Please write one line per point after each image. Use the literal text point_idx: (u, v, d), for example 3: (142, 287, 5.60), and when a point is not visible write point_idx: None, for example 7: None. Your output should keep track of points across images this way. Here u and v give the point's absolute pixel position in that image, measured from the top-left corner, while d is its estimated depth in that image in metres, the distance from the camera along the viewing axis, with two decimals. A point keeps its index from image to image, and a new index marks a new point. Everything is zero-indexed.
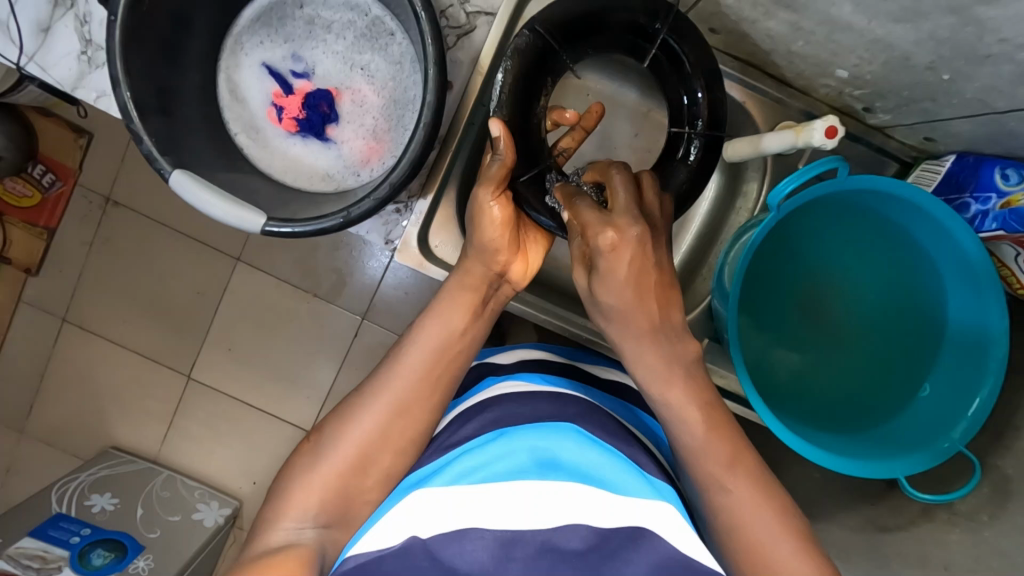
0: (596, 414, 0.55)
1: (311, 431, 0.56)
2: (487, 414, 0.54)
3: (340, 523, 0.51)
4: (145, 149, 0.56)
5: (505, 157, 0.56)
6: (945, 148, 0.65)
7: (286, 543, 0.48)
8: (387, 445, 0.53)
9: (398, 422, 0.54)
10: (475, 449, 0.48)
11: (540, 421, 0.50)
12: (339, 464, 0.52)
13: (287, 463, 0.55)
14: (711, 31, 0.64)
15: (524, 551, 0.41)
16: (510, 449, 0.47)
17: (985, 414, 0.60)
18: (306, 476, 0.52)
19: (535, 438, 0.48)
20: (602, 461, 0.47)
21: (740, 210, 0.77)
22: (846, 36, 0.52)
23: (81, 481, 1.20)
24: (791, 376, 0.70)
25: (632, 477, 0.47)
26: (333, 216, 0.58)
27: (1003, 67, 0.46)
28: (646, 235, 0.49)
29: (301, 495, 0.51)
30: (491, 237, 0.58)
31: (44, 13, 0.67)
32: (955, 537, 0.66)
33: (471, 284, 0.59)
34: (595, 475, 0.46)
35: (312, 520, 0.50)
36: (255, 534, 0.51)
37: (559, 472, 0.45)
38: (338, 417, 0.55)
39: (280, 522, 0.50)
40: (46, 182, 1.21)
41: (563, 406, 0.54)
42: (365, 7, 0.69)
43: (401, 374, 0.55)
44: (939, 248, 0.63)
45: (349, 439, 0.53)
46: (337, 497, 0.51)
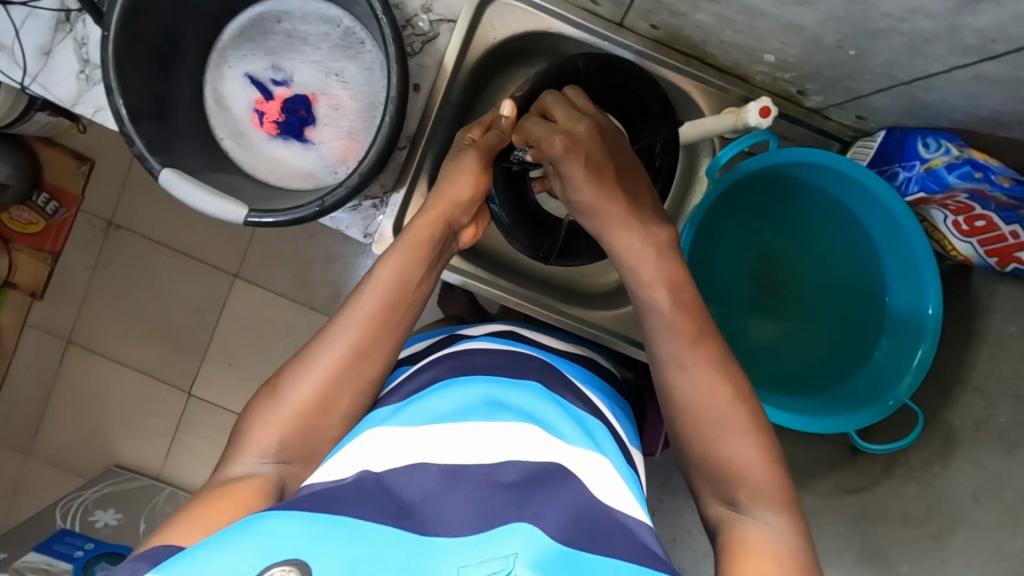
0: (549, 370, 0.61)
1: (273, 376, 0.59)
2: (445, 365, 0.60)
3: (297, 460, 0.55)
4: (137, 150, 0.62)
5: (503, 134, 0.69)
6: (875, 125, 0.70)
7: (245, 474, 0.52)
8: (346, 386, 0.57)
9: (356, 367, 0.57)
10: (431, 398, 0.54)
11: (494, 376, 0.57)
12: (298, 404, 0.55)
13: (250, 404, 0.58)
14: (654, 27, 0.70)
15: (467, 483, 0.45)
16: (461, 394, 0.54)
17: (927, 367, 0.64)
18: (268, 413, 0.55)
19: (483, 386, 0.55)
20: (545, 410, 0.53)
21: (697, 192, 0.81)
22: (763, 22, 0.58)
23: (86, 497, 1.25)
24: (751, 347, 0.74)
25: (573, 428, 0.53)
26: (309, 205, 0.64)
27: (894, 39, 0.52)
28: (587, 129, 0.61)
29: (262, 432, 0.54)
30: (466, 194, 0.67)
31: (46, 38, 0.74)
32: (911, 490, 0.69)
33: (427, 234, 0.63)
34: (536, 416, 0.52)
35: (272, 456, 0.54)
36: (218, 469, 0.55)
37: (505, 412, 0.52)
38: (297, 361, 0.58)
39: (241, 457, 0.54)
40: (50, 210, 1.27)
41: (519, 361, 0.61)
42: (338, 19, 0.76)
43: (357, 318, 0.58)
44: (877, 217, 0.68)
45: (308, 381, 0.56)
46: (296, 436, 0.55)
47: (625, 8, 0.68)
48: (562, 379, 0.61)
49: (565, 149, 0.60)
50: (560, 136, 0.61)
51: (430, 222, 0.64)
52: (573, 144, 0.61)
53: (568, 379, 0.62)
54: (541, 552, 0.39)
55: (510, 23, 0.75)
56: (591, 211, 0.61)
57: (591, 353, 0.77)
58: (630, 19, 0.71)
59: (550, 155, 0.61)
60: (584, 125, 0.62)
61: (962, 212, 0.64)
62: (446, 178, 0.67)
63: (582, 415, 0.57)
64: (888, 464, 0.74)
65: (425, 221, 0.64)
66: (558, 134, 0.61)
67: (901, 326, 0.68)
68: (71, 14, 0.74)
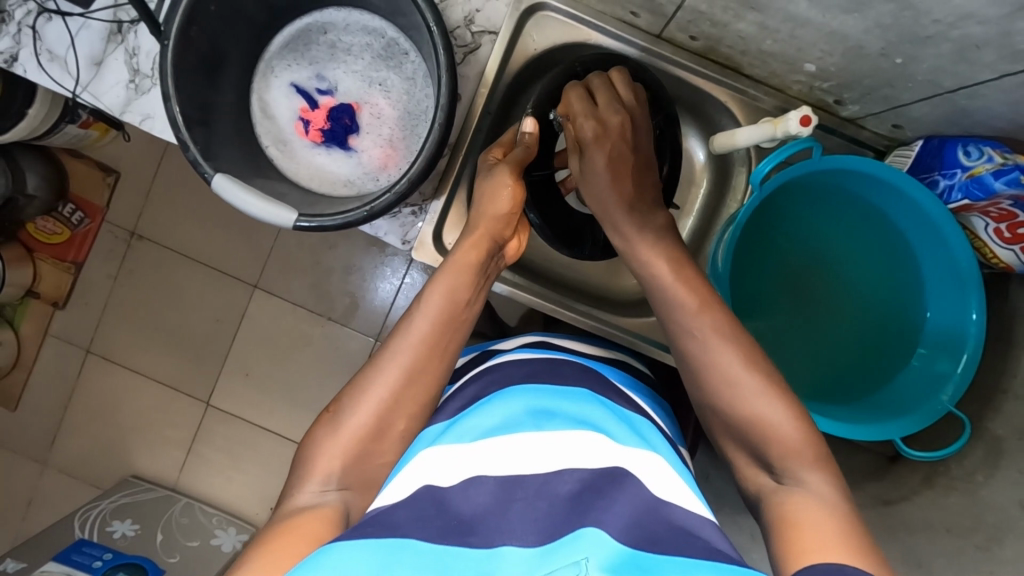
0: (590, 374, 0.62)
1: (329, 403, 0.59)
2: (485, 380, 0.61)
3: (359, 485, 0.55)
4: (190, 155, 0.63)
5: (529, 148, 0.70)
6: (911, 134, 0.70)
7: (312, 503, 0.52)
8: (402, 408, 0.57)
9: (411, 388, 0.58)
10: (474, 412, 0.54)
11: (533, 385, 0.56)
12: (359, 429, 0.56)
13: (309, 431, 0.58)
14: (692, 38, 0.71)
15: (524, 492, 0.45)
16: (505, 407, 0.53)
17: (972, 373, 0.65)
18: (328, 440, 0.56)
19: (525, 395, 0.54)
20: (598, 414, 0.54)
21: (731, 203, 0.83)
22: (807, 31, 0.59)
23: (103, 508, 1.24)
24: (790, 354, 0.74)
25: (623, 429, 0.53)
26: (358, 209, 0.65)
27: (943, 46, 0.53)
28: (626, 121, 0.65)
29: (324, 460, 0.55)
30: (503, 209, 0.67)
31: (97, 48, 0.76)
32: (955, 499, 0.68)
33: (473, 257, 0.64)
34: (588, 420, 0.52)
35: (335, 483, 0.54)
36: (280, 501, 0.55)
37: (555, 419, 0.51)
38: (354, 388, 0.58)
39: (305, 485, 0.54)
40: (75, 221, 1.29)
41: (559, 367, 0.61)
42: (382, 30, 0.77)
43: (409, 343, 0.59)
44: (918, 222, 0.68)
45: (367, 405, 0.56)
46: (357, 461, 0.55)
47: (665, 20, 0.70)
48: (604, 381, 0.62)
49: (593, 137, 0.65)
50: (591, 121, 0.65)
51: (474, 244, 0.65)
52: (602, 134, 0.65)
53: (609, 381, 0.63)
54: (608, 556, 0.39)
55: (549, 34, 0.76)
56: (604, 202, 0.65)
57: (623, 356, 0.77)
58: (668, 31, 0.72)
59: (581, 137, 0.66)
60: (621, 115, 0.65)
61: (1005, 219, 0.63)
62: (480, 200, 0.68)
63: (631, 415, 0.57)
64: (928, 474, 0.73)
65: (469, 244, 0.65)
66: (590, 119, 0.65)
67: (943, 334, 0.68)
68: (123, 25, 0.76)
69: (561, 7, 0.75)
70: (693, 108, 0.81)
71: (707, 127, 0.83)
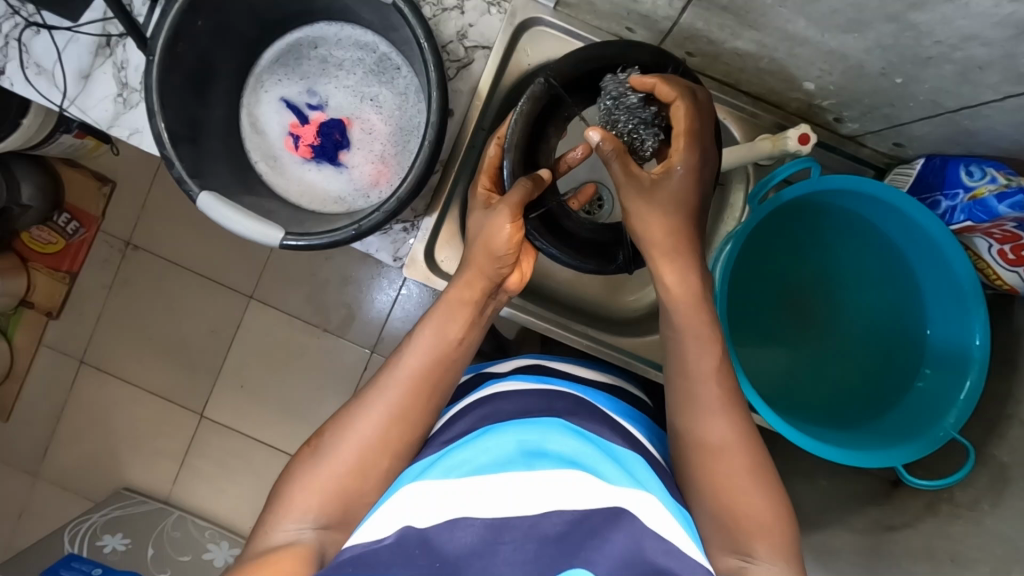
0: (583, 408, 0.59)
1: (311, 436, 0.58)
2: (478, 412, 0.59)
3: (337, 524, 0.53)
4: (176, 172, 0.62)
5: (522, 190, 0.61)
6: (912, 153, 0.69)
7: (286, 542, 0.51)
8: (387, 449, 0.55)
9: (395, 425, 0.56)
10: (464, 445, 0.52)
11: (526, 418, 0.54)
12: (340, 467, 0.54)
13: (290, 463, 0.57)
14: (688, 55, 0.70)
15: (512, 535, 0.45)
16: (500, 440, 0.50)
17: (976, 398, 0.63)
18: (307, 475, 0.54)
19: (520, 429, 0.52)
20: (588, 452, 0.50)
21: (728, 222, 0.80)
22: (805, 49, 0.58)
23: (94, 521, 1.22)
24: (788, 378, 0.73)
25: (615, 467, 0.50)
26: (344, 229, 0.63)
27: (945, 67, 0.51)
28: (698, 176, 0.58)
29: (302, 496, 0.53)
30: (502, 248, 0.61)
31: (85, 62, 0.75)
32: (958, 528, 0.65)
33: (468, 295, 0.62)
34: (579, 460, 0.49)
35: (312, 521, 0.52)
36: (256, 535, 0.54)
37: (545, 459, 0.49)
38: (337, 422, 0.57)
39: (282, 521, 0.52)
40: (70, 230, 1.28)
41: (552, 400, 0.59)
42: (373, 45, 0.76)
43: (396, 383, 0.58)
44: (919, 244, 0.66)
45: (350, 443, 0.55)
46: (335, 500, 0.53)
47: (661, 37, 0.69)
48: (596, 412, 0.60)
49: (625, 177, 0.56)
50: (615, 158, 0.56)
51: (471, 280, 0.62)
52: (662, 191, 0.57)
53: (602, 412, 0.60)
54: None
55: (544, 49, 0.75)
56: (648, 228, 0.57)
57: (618, 380, 0.75)
58: (665, 47, 0.71)
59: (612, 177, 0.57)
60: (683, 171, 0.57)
61: (1008, 240, 0.62)
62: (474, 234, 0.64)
63: (623, 453, 0.54)
64: (930, 500, 0.71)
65: (464, 281, 0.62)
66: (617, 156, 0.55)
67: (948, 358, 0.66)
68: (112, 39, 0.75)
69: (556, 22, 0.74)
70: None
71: None
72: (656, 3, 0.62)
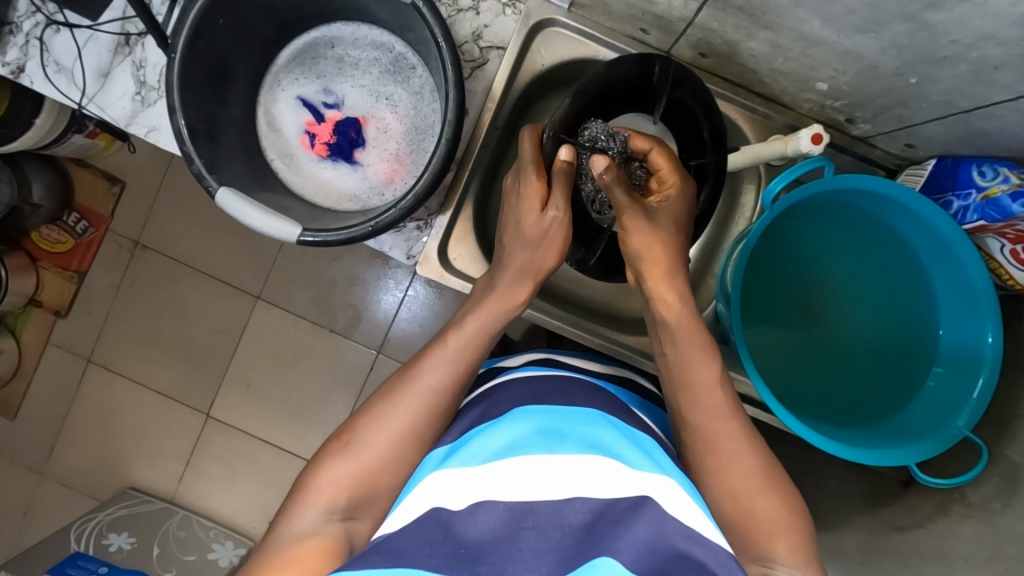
0: (599, 394, 0.60)
1: (339, 431, 0.58)
2: (488, 401, 0.60)
3: (362, 514, 0.55)
4: (195, 169, 0.63)
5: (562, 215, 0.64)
6: (924, 153, 0.70)
7: (311, 532, 0.52)
8: (417, 440, 0.57)
9: (427, 421, 0.57)
10: (480, 436, 0.53)
11: (544, 406, 0.55)
12: (371, 461, 0.55)
13: (316, 456, 0.57)
14: (701, 55, 0.70)
15: (535, 521, 0.45)
16: (516, 426, 0.52)
17: (988, 397, 0.63)
18: (333, 467, 0.55)
19: (536, 415, 0.53)
20: (611, 437, 0.52)
21: (738, 221, 0.82)
22: (820, 50, 0.58)
23: (99, 520, 1.23)
24: (798, 377, 0.73)
25: (637, 453, 0.51)
26: (362, 225, 0.64)
27: (959, 67, 0.52)
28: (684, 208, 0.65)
29: (329, 489, 0.54)
30: (540, 260, 0.65)
31: (104, 60, 0.76)
32: (970, 528, 0.66)
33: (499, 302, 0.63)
34: (599, 445, 0.51)
35: (338, 512, 0.53)
36: (277, 524, 0.54)
37: (564, 442, 0.50)
38: (367, 416, 0.58)
39: (305, 511, 0.53)
40: (80, 229, 1.28)
41: (568, 386, 0.60)
42: (389, 45, 0.77)
43: (422, 386, 0.58)
44: (930, 243, 0.67)
45: (382, 438, 0.56)
46: (361, 491, 0.54)
47: (675, 38, 0.69)
48: (612, 400, 0.61)
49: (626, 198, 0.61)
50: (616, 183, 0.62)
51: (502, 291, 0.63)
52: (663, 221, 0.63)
53: (618, 400, 0.61)
54: None
55: (557, 50, 0.76)
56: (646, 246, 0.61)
57: (628, 373, 0.76)
58: (678, 48, 0.72)
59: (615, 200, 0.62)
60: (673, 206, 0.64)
61: (1021, 240, 0.62)
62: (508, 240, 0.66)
63: (643, 438, 0.55)
64: (942, 500, 0.71)
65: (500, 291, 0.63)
66: (619, 184, 0.62)
67: (959, 358, 0.66)
68: (130, 38, 0.76)
69: (570, 22, 0.75)
70: None
71: None
72: (671, 3, 0.62)
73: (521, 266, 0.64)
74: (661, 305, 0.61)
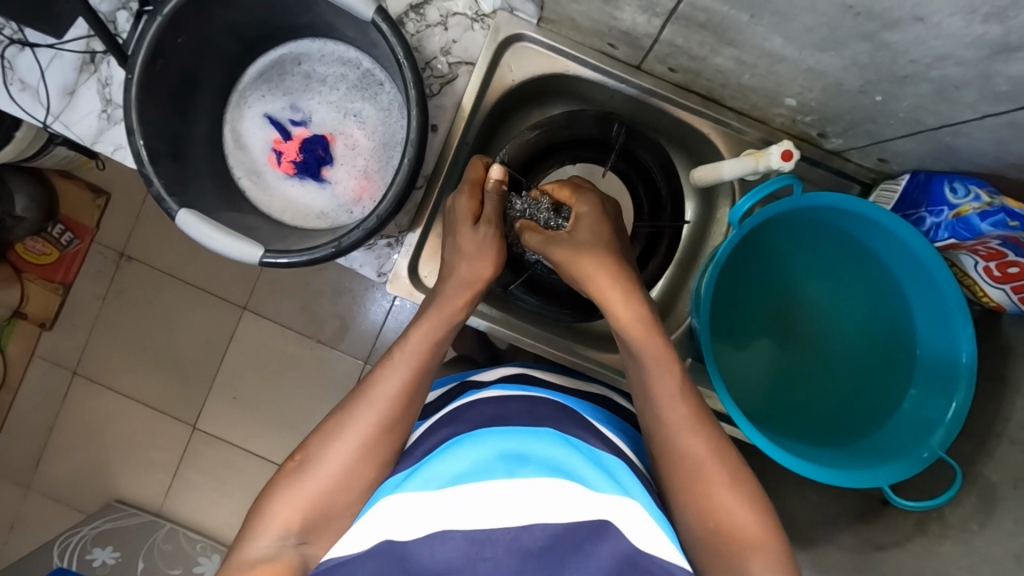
0: (565, 414, 0.59)
1: (295, 452, 0.58)
2: (458, 421, 0.58)
3: (317, 537, 0.54)
4: (155, 191, 0.62)
5: (490, 219, 0.66)
6: (898, 168, 0.69)
7: (266, 557, 0.52)
8: (370, 461, 0.56)
9: (381, 437, 0.57)
10: (440, 458, 0.51)
11: (514, 426, 0.54)
12: (323, 482, 0.55)
13: (273, 479, 0.57)
14: (671, 70, 0.70)
15: (493, 551, 0.44)
16: (477, 450, 0.50)
17: (963, 415, 0.61)
18: (288, 491, 0.55)
19: (499, 437, 0.51)
20: (571, 458, 0.50)
21: (714, 235, 0.81)
22: (784, 67, 0.57)
23: (84, 534, 1.22)
24: (773, 393, 0.73)
25: (598, 473, 0.50)
26: (324, 246, 0.63)
27: (922, 86, 0.51)
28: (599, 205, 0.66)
29: (282, 513, 0.54)
30: (482, 268, 0.66)
31: (70, 78, 0.75)
32: (948, 548, 0.64)
33: (460, 305, 0.65)
34: (562, 467, 0.49)
35: (293, 537, 0.53)
36: (237, 549, 0.54)
37: (526, 466, 0.48)
38: (322, 435, 0.58)
39: (260, 536, 0.53)
40: (65, 241, 1.27)
41: (534, 407, 0.59)
42: (357, 61, 0.76)
43: (374, 400, 0.58)
44: (901, 258, 0.66)
45: (336, 457, 0.56)
46: (316, 513, 0.54)
47: (644, 53, 0.68)
48: (576, 417, 0.60)
49: (543, 240, 0.65)
50: (530, 231, 0.67)
51: (458, 299, 0.65)
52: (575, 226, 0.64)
53: (583, 420, 0.60)
54: None
55: (527, 65, 0.75)
56: (591, 273, 0.61)
57: (604, 391, 0.75)
58: (648, 63, 0.71)
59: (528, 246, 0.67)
60: (589, 211, 0.65)
61: (993, 258, 0.60)
62: (453, 250, 0.67)
63: (604, 457, 0.54)
64: (920, 519, 0.69)
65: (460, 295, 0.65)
66: (531, 231, 0.67)
67: (935, 374, 0.65)
68: (96, 55, 0.75)
69: (539, 38, 0.74)
70: (678, 137, 0.80)
71: (693, 156, 0.81)
72: (635, 20, 0.61)
73: (462, 278, 0.65)
74: (613, 314, 0.60)
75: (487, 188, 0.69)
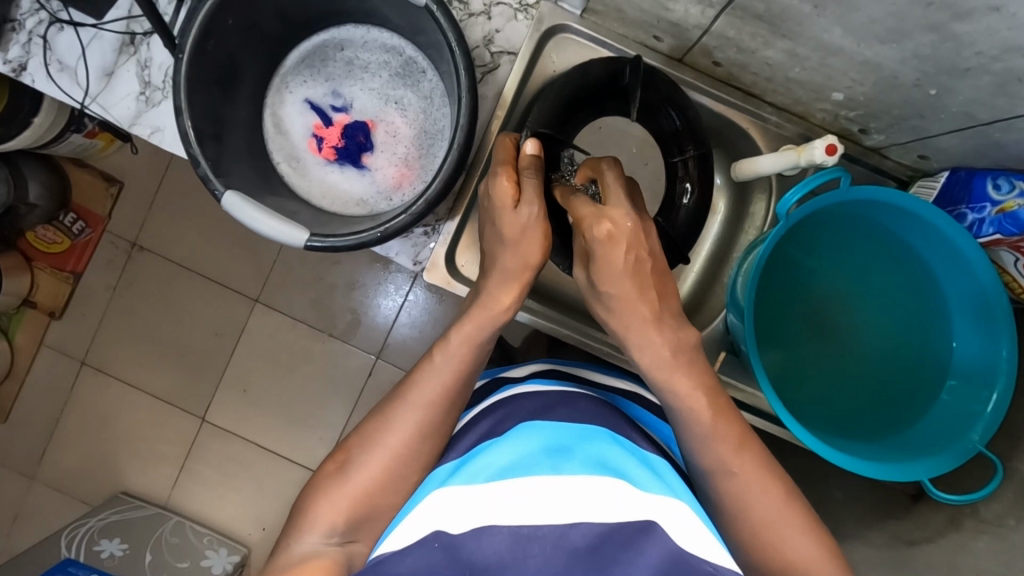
0: (607, 409, 0.58)
1: (335, 450, 0.57)
2: (501, 413, 0.58)
3: (363, 534, 0.54)
4: (202, 171, 0.61)
5: (530, 209, 0.59)
6: (937, 165, 0.69)
7: (314, 554, 0.51)
8: (412, 464, 0.55)
9: (423, 435, 0.56)
10: (486, 451, 0.51)
11: (558, 421, 0.53)
12: (367, 483, 0.54)
13: (314, 476, 0.57)
14: (715, 64, 0.70)
15: (540, 546, 0.43)
16: (522, 442, 0.50)
17: (1002, 411, 0.62)
18: (333, 491, 0.54)
19: (543, 431, 0.51)
20: (619, 456, 0.50)
21: (748, 230, 0.82)
22: (838, 60, 0.58)
23: (91, 525, 1.20)
24: (808, 390, 0.73)
25: (645, 473, 0.49)
26: (370, 231, 0.62)
27: (982, 79, 0.52)
28: (640, 225, 0.53)
29: (327, 511, 0.53)
30: (532, 256, 0.60)
31: (109, 59, 0.74)
32: (983, 544, 0.64)
33: (507, 302, 0.60)
34: (610, 466, 0.48)
35: (339, 535, 0.52)
36: (282, 545, 0.54)
37: (570, 463, 0.48)
38: (363, 436, 0.56)
39: (307, 535, 0.52)
40: (76, 230, 1.26)
41: (574, 401, 0.57)
42: (399, 48, 0.76)
43: (415, 403, 0.56)
44: (942, 251, 0.66)
45: (376, 458, 0.54)
46: (363, 511, 0.53)
47: (689, 43, 0.68)
48: (620, 416, 0.59)
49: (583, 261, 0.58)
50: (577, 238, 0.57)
51: (509, 298, 0.60)
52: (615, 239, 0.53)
53: (626, 417, 0.59)
54: None
55: (569, 57, 0.75)
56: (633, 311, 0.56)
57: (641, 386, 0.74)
58: (691, 56, 0.71)
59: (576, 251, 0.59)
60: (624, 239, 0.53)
61: None
62: (496, 240, 0.61)
63: (651, 458, 0.53)
64: (953, 515, 0.69)
65: (506, 290, 0.60)
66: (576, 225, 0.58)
67: (974, 373, 0.66)
68: (136, 37, 0.75)
69: (583, 29, 0.74)
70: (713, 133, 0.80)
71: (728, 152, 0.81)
72: (688, 10, 0.62)
73: (512, 264, 0.60)
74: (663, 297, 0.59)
75: (523, 163, 0.62)
